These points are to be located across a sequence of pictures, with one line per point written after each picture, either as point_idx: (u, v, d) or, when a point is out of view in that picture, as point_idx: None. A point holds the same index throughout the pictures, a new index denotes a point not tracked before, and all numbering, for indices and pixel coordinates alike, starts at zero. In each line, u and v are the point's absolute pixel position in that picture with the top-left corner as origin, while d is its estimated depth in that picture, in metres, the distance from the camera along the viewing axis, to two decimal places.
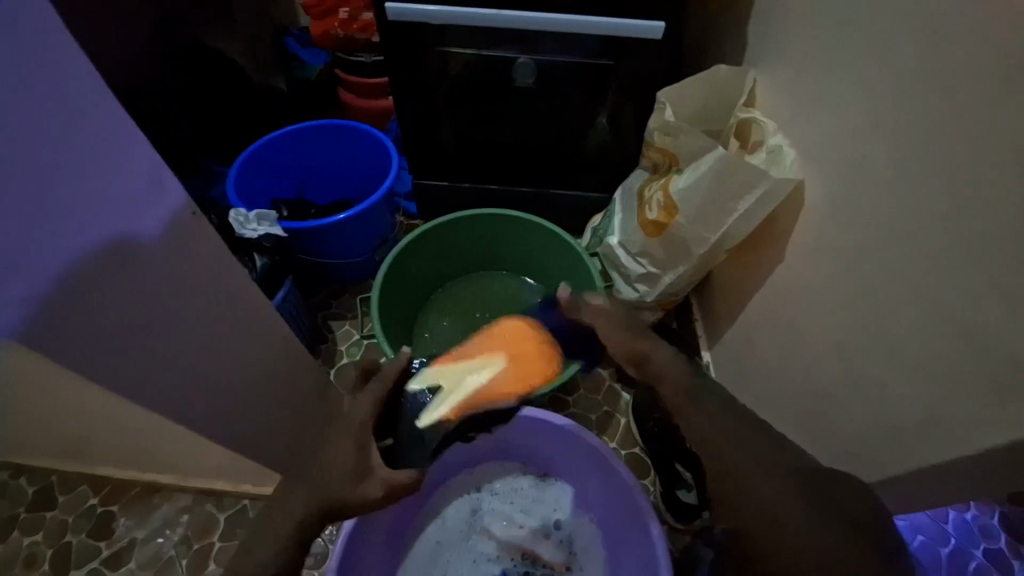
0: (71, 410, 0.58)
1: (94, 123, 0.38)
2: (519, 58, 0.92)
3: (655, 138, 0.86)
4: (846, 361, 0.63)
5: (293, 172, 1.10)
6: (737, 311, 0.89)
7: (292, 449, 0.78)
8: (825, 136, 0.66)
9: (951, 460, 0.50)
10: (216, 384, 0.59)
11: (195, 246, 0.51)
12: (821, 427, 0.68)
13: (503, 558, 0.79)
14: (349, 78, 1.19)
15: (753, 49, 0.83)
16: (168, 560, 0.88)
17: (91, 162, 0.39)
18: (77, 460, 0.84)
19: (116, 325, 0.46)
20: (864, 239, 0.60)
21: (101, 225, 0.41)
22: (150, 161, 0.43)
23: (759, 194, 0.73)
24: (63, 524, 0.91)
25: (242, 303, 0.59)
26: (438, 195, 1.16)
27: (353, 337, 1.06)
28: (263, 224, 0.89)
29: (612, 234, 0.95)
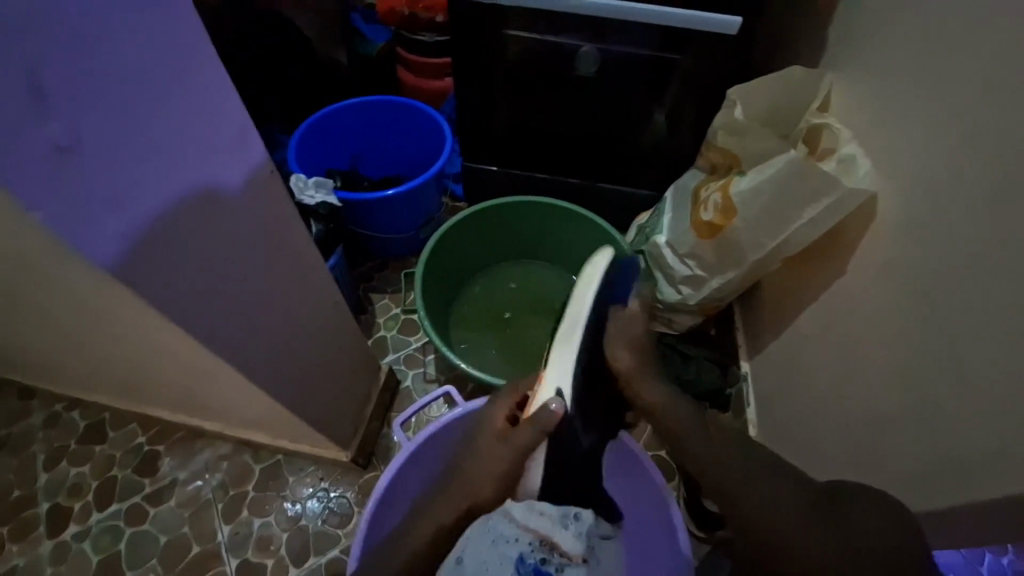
0: (139, 349, 0.62)
1: (194, 69, 0.41)
2: (582, 46, 0.91)
3: (717, 138, 0.84)
4: (904, 383, 0.60)
5: (349, 145, 1.12)
6: (786, 322, 0.86)
7: (331, 411, 0.81)
8: (905, 147, 0.63)
9: (1009, 496, 0.47)
10: (273, 340, 0.62)
11: (267, 201, 0.54)
12: (867, 450, 0.65)
13: (522, 541, 0.65)
14: (409, 56, 1.21)
15: (833, 50, 0.79)
16: (205, 502, 0.93)
17: (189, 107, 0.41)
18: (132, 399, 0.90)
19: (198, 270, 0.48)
20: (939, 259, 0.56)
21: (192, 170, 0.44)
22: (238, 115, 0.46)
23: (827, 204, 0.70)
24: (111, 458, 0.98)
25: (299, 262, 0.62)
26: (486, 179, 1.16)
27: (392, 311, 1.08)
28: (320, 192, 0.91)
29: (660, 232, 0.93)
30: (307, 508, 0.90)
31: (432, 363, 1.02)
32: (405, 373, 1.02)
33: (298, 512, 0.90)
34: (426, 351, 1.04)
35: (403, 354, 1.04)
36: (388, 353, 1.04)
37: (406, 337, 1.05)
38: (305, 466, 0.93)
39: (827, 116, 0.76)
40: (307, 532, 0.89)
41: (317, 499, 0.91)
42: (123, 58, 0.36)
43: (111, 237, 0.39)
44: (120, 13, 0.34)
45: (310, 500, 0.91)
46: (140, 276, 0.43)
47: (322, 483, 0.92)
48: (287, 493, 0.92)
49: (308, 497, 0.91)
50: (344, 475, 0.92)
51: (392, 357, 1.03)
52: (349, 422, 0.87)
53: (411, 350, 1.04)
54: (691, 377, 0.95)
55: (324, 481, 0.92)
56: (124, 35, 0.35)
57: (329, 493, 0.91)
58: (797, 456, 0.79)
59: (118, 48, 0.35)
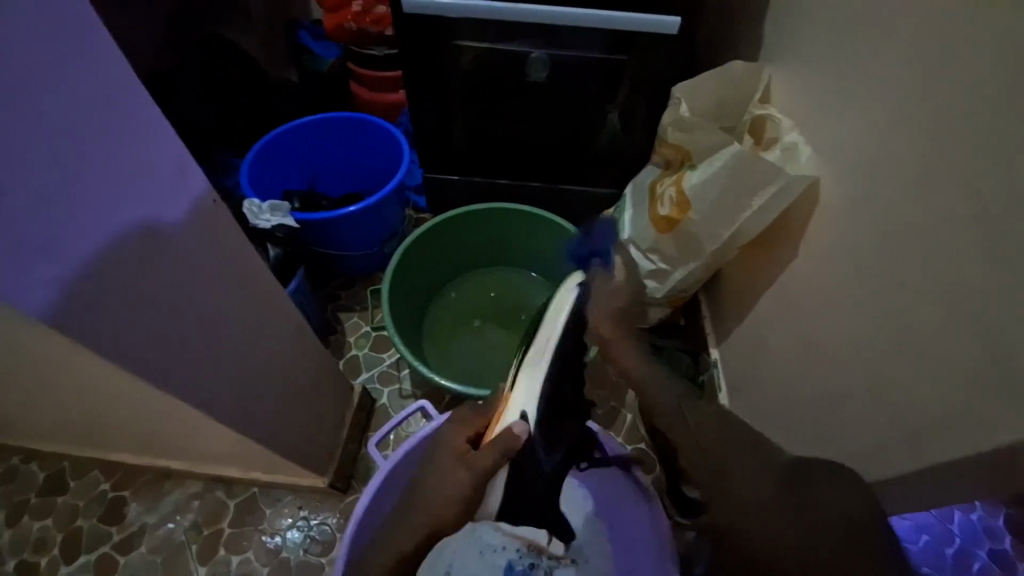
0: (90, 394, 0.59)
1: (128, 107, 0.40)
2: (533, 53, 0.92)
3: (669, 134, 0.87)
4: (858, 358, 0.62)
5: (306, 164, 1.11)
6: (747, 308, 0.89)
7: (304, 437, 0.79)
8: (841, 133, 0.66)
9: (962, 457, 0.49)
10: (235, 372, 0.60)
11: (215, 232, 0.53)
12: (830, 424, 0.68)
13: (510, 549, 0.69)
14: (361, 71, 1.20)
15: (768, 45, 0.82)
16: (179, 545, 0.89)
17: (124, 146, 0.40)
18: (91, 445, 0.86)
19: (144, 310, 0.47)
20: (879, 237, 0.59)
21: (131, 209, 0.42)
22: (177, 148, 0.45)
23: (774, 191, 0.73)
24: (74, 509, 0.93)
25: (254, 290, 0.61)
26: (448, 189, 1.16)
27: (363, 329, 1.06)
28: (276, 215, 0.90)
29: (622, 230, 0.94)
30: (288, 539, 0.88)
31: (406, 378, 1.01)
32: (380, 391, 1.00)
33: (278, 545, 0.87)
34: (401, 367, 1.02)
35: (376, 371, 1.02)
36: (361, 372, 1.02)
37: (379, 354, 1.04)
38: (282, 496, 0.90)
39: (769, 107, 0.80)
40: (290, 564, 0.86)
41: (297, 529, 0.88)
42: (45, 102, 0.34)
43: (40, 285, 0.37)
44: (35, 55, 0.33)
45: (290, 531, 0.88)
46: (77, 321, 0.41)
47: (302, 512, 0.89)
48: (264, 526, 0.89)
49: (288, 528, 0.88)
50: (324, 501, 0.90)
51: (365, 376, 1.02)
52: (324, 446, 0.85)
53: (384, 366, 1.02)
54: (664, 369, 0.99)
55: (303, 510, 0.89)
56: (45, 78, 0.34)
57: (309, 522, 0.89)
58: (767, 437, 0.82)
59: (38, 91, 0.34)
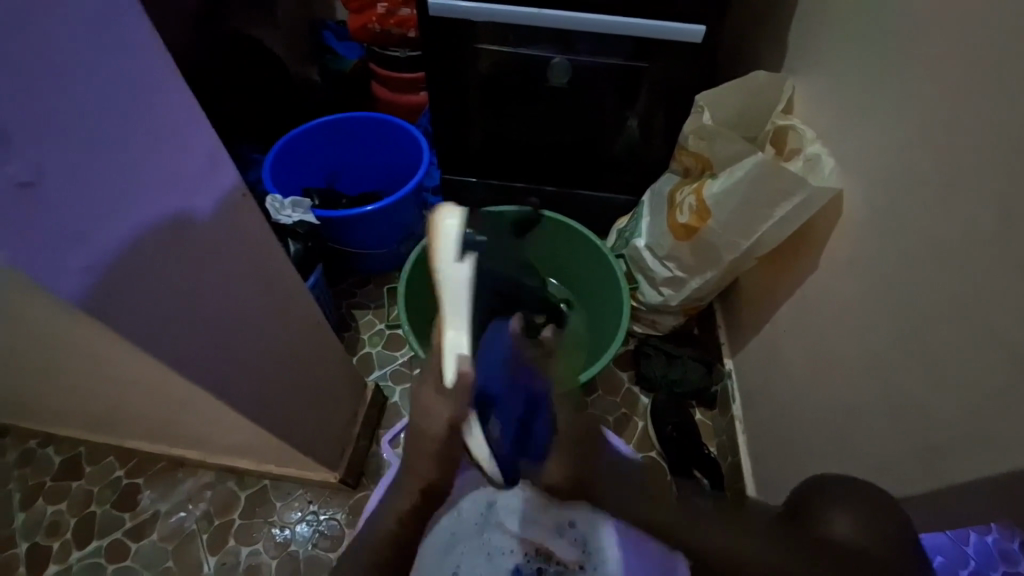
0: (114, 380, 0.61)
1: (161, 97, 0.41)
2: (554, 58, 0.93)
3: (689, 142, 0.87)
4: (877, 372, 0.61)
5: (328, 162, 1.12)
6: (764, 318, 0.88)
7: (317, 432, 0.80)
8: (865, 146, 0.65)
9: (982, 477, 0.48)
10: (255, 363, 0.61)
11: (241, 224, 0.53)
12: (847, 439, 0.66)
13: (518, 553, 0.81)
14: (382, 72, 1.22)
15: (793, 55, 0.82)
16: (190, 534, 0.90)
17: (156, 136, 0.41)
18: (109, 432, 0.87)
19: (173, 299, 0.48)
20: (904, 249, 0.58)
21: (162, 198, 0.43)
22: (209, 141, 0.46)
23: (796, 202, 0.72)
24: (89, 493, 0.94)
25: (278, 284, 0.62)
26: (465, 190, 1.17)
27: (377, 326, 1.07)
28: (298, 210, 0.91)
29: (639, 237, 0.95)
30: (296, 533, 0.88)
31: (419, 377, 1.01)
32: (392, 388, 1.01)
33: (287, 538, 0.88)
34: (413, 366, 1.03)
35: (389, 369, 1.03)
36: (373, 369, 1.03)
37: (392, 352, 1.05)
38: (292, 490, 0.91)
39: (792, 118, 0.79)
40: (297, 558, 0.87)
41: (306, 524, 0.89)
42: (83, 92, 0.35)
43: (75, 271, 0.38)
44: (77, 48, 0.34)
45: (299, 525, 0.89)
46: (108, 308, 0.42)
47: (311, 506, 0.90)
48: (274, 518, 0.89)
49: (297, 522, 0.89)
50: (333, 496, 0.91)
51: (378, 374, 1.02)
52: (335, 442, 0.86)
53: (397, 365, 1.03)
54: (676, 377, 0.97)
55: (312, 504, 0.90)
56: (83, 67, 0.35)
57: (318, 516, 0.89)
58: (780, 450, 0.81)
59: (79, 81, 0.35)
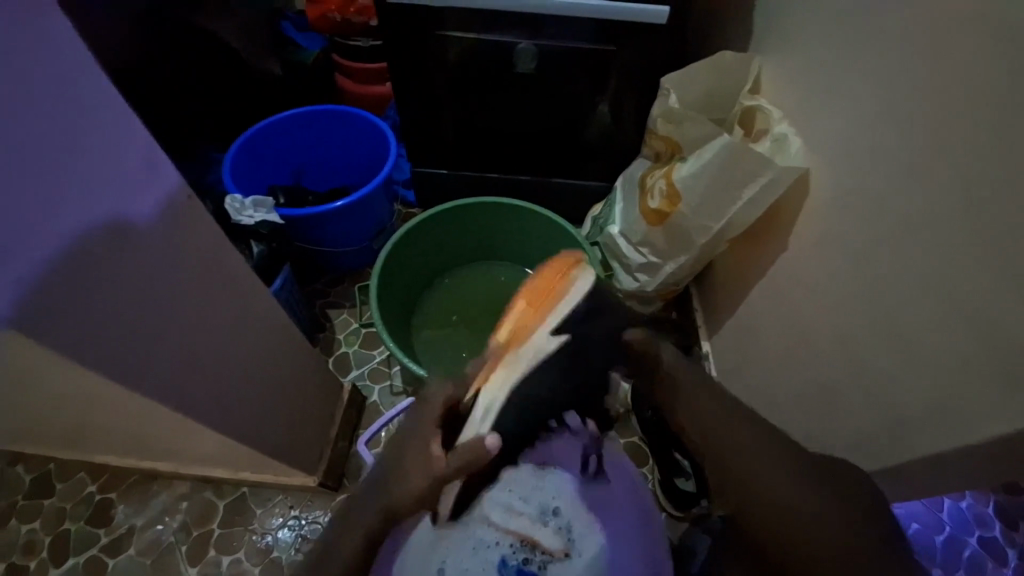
0: (68, 398, 0.58)
1: (88, 98, 0.38)
2: (520, 43, 0.90)
3: (658, 126, 0.85)
4: (846, 349, 0.62)
5: (292, 158, 1.09)
6: (737, 301, 0.89)
7: (290, 438, 0.78)
8: (830, 126, 0.65)
9: (952, 448, 0.50)
10: (216, 372, 0.59)
11: (189, 227, 0.51)
12: (821, 416, 0.67)
13: (502, 544, 0.78)
14: (345, 62, 1.18)
15: (758, 35, 0.81)
16: (169, 546, 0.88)
17: (85, 138, 0.38)
18: (75, 448, 0.84)
19: (115, 311, 0.45)
20: (870, 228, 0.59)
21: (95, 205, 0.40)
22: (146, 142, 0.43)
23: (764, 182, 0.71)
24: (61, 511, 0.91)
25: (235, 289, 0.60)
26: (437, 183, 1.14)
27: (352, 326, 1.05)
28: (259, 210, 0.87)
29: (613, 223, 0.94)
30: (279, 538, 0.87)
31: (397, 375, 1.00)
32: (370, 388, 0.99)
33: (269, 544, 0.87)
34: (390, 364, 1.01)
35: (366, 369, 1.01)
36: (351, 370, 1.01)
37: (368, 351, 1.03)
38: (273, 495, 0.89)
39: (759, 98, 0.79)
40: (280, 564, 0.86)
41: (288, 529, 0.87)
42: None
43: (1, 287, 0.36)
44: None
45: (281, 531, 0.87)
46: (42, 323, 0.40)
47: (292, 511, 0.88)
48: (254, 526, 0.88)
49: (279, 527, 0.88)
50: (315, 500, 0.89)
51: (355, 374, 1.01)
52: (312, 447, 0.84)
53: (374, 363, 1.01)
54: None
55: (294, 509, 0.89)
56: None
57: (301, 521, 0.88)
58: None
59: None
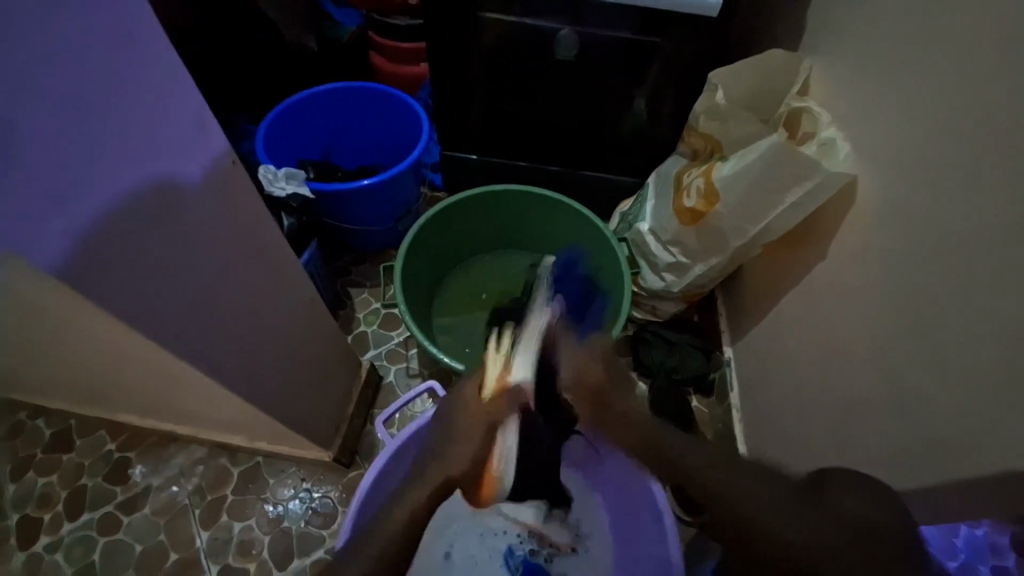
0: (96, 354, 0.59)
1: (150, 56, 0.38)
2: (561, 30, 0.88)
3: (699, 123, 0.84)
4: (882, 363, 0.60)
5: (323, 134, 1.08)
6: (767, 308, 0.87)
7: (307, 412, 0.78)
8: (882, 130, 0.62)
9: (987, 474, 0.47)
10: (246, 341, 0.60)
11: (230, 193, 0.51)
12: (849, 431, 0.65)
13: (511, 534, 0.80)
14: (380, 40, 1.17)
15: (810, 34, 0.79)
16: (182, 509, 0.89)
17: (141, 97, 0.38)
18: (98, 406, 0.86)
19: (157, 272, 0.45)
20: (917, 240, 0.56)
21: (146, 163, 0.40)
22: (196, 103, 0.43)
23: (809, 187, 0.69)
24: (80, 466, 0.93)
25: (269, 259, 0.60)
26: (465, 168, 1.14)
27: (373, 305, 1.05)
28: (292, 182, 0.88)
29: (642, 220, 0.92)
30: (289, 509, 0.88)
31: (414, 358, 1.00)
32: (387, 368, 0.99)
33: (280, 514, 0.88)
34: (408, 346, 1.02)
35: (384, 349, 1.01)
36: (369, 349, 1.01)
37: (387, 331, 1.03)
38: (286, 467, 0.90)
39: (807, 100, 0.76)
40: (290, 535, 0.87)
41: (299, 500, 0.88)
42: (65, 47, 0.32)
43: (51, 238, 0.35)
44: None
45: (292, 502, 0.88)
46: (90, 282, 0.39)
47: (304, 483, 0.89)
48: (267, 495, 0.89)
49: (290, 498, 0.89)
50: (327, 474, 0.90)
51: (373, 353, 1.01)
52: (328, 422, 0.84)
53: (392, 344, 1.02)
54: (674, 364, 0.96)
55: (306, 482, 0.90)
56: (69, 18, 0.32)
57: (312, 494, 0.89)
58: (779, 438, 0.80)
59: (65, 34, 0.32)
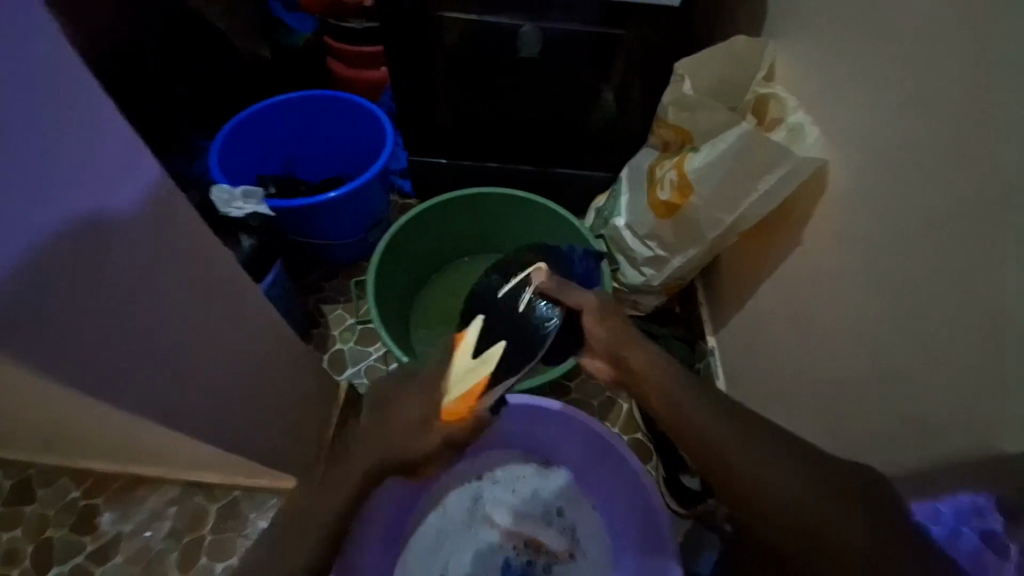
0: (40, 404, 0.54)
1: (56, 81, 0.34)
2: (523, 26, 0.86)
3: (668, 114, 0.83)
4: (865, 348, 0.60)
5: (283, 146, 1.03)
6: (746, 297, 0.87)
7: (283, 442, 0.74)
8: (849, 114, 0.62)
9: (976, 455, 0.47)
10: (204, 377, 0.56)
11: (174, 223, 0.47)
12: (837, 417, 0.65)
13: (506, 546, 0.78)
14: (337, 45, 1.13)
15: (771, 20, 0.78)
16: (158, 554, 0.84)
17: (45, 128, 0.34)
18: (56, 453, 0.80)
19: (88, 315, 0.42)
20: (891, 223, 0.56)
21: (64, 200, 0.37)
22: (123, 131, 0.39)
23: (781, 174, 0.69)
24: (43, 518, 0.87)
25: (225, 289, 0.56)
26: (434, 173, 1.10)
27: (348, 321, 1.01)
28: (250, 201, 0.84)
29: (618, 215, 0.91)
30: None
31: None
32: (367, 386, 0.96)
33: None
34: (388, 361, 0.98)
35: (363, 366, 0.98)
36: (347, 368, 0.97)
37: (365, 347, 0.99)
38: (267, 499, 0.86)
39: (773, 86, 0.76)
40: None
41: None
42: None
43: None
44: None
45: None
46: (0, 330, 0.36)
47: None
48: (248, 530, 0.85)
49: None
50: None
51: (351, 371, 0.97)
52: (307, 449, 0.81)
53: (371, 361, 0.98)
54: (662, 357, 0.93)
55: None
56: None
57: None
58: None
59: None
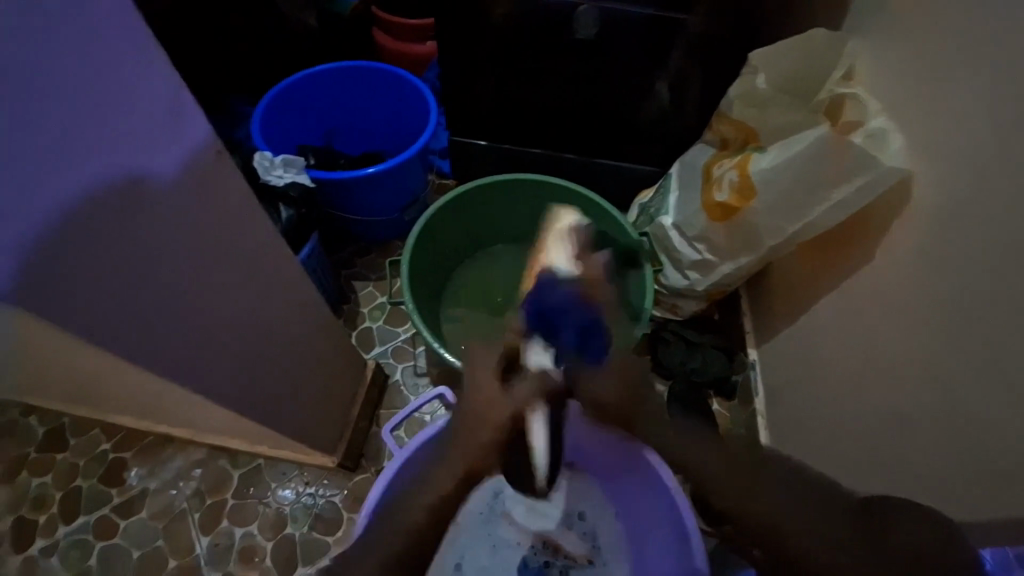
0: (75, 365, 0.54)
1: (109, 30, 0.32)
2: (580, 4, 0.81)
3: (733, 109, 0.78)
4: (933, 379, 0.55)
5: (325, 117, 1.02)
6: (798, 311, 0.82)
7: (309, 417, 0.74)
8: (940, 122, 0.57)
9: None
10: (233, 351, 0.55)
11: (212, 189, 0.45)
12: (892, 448, 0.61)
13: (523, 545, 0.78)
14: (385, 16, 1.10)
15: (855, 13, 0.72)
16: (181, 513, 0.86)
17: (93, 80, 0.32)
18: (89, 407, 0.82)
19: (127, 280, 0.40)
20: (980, 247, 0.51)
21: (110, 158, 0.35)
22: (171, 87, 0.38)
23: (860, 184, 0.63)
24: (75, 467, 0.90)
25: (260, 261, 0.55)
26: (474, 155, 1.07)
27: (377, 300, 1.00)
28: (290, 171, 0.83)
29: (665, 214, 0.86)
30: (293, 514, 0.85)
31: (421, 355, 0.96)
32: (393, 367, 0.95)
33: (283, 519, 0.84)
34: (416, 343, 0.97)
35: (390, 347, 0.97)
36: (374, 347, 0.97)
37: (393, 328, 0.98)
38: (288, 470, 0.87)
39: (854, 86, 0.69)
40: (293, 540, 0.83)
41: (302, 505, 0.85)
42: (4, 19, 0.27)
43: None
44: None
45: (295, 506, 0.85)
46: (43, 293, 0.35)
47: (308, 487, 0.86)
48: (269, 499, 0.86)
49: (293, 503, 0.85)
50: (332, 478, 0.87)
51: (378, 351, 0.96)
52: (332, 426, 0.81)
53: (398, 342, 0.97)
54: (697, 366, 0.91)
55: (309, 485, 0.86)
56: None
57: (315, 498, 0.85)
58: (808, 447, 0.77)
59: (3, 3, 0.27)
